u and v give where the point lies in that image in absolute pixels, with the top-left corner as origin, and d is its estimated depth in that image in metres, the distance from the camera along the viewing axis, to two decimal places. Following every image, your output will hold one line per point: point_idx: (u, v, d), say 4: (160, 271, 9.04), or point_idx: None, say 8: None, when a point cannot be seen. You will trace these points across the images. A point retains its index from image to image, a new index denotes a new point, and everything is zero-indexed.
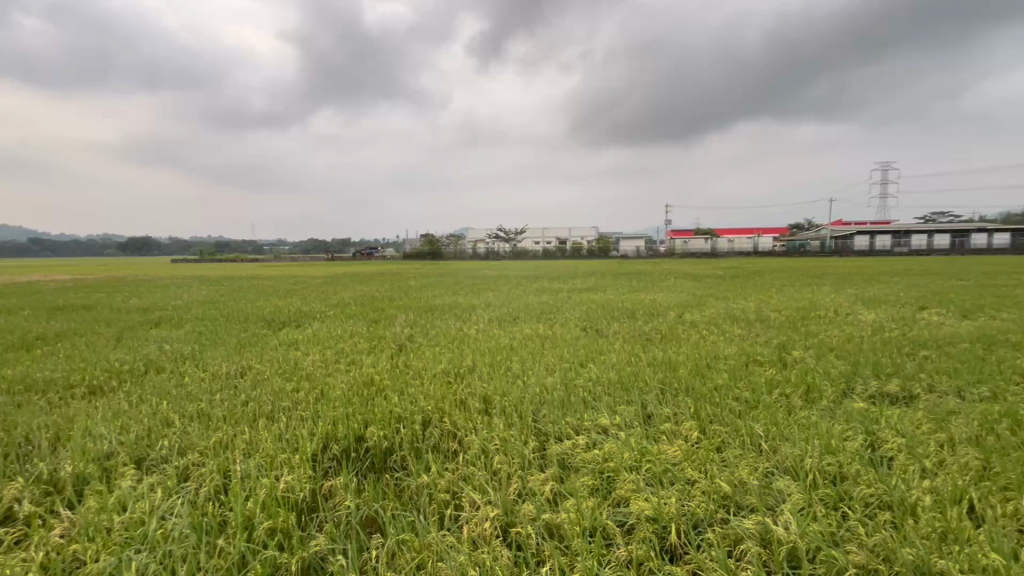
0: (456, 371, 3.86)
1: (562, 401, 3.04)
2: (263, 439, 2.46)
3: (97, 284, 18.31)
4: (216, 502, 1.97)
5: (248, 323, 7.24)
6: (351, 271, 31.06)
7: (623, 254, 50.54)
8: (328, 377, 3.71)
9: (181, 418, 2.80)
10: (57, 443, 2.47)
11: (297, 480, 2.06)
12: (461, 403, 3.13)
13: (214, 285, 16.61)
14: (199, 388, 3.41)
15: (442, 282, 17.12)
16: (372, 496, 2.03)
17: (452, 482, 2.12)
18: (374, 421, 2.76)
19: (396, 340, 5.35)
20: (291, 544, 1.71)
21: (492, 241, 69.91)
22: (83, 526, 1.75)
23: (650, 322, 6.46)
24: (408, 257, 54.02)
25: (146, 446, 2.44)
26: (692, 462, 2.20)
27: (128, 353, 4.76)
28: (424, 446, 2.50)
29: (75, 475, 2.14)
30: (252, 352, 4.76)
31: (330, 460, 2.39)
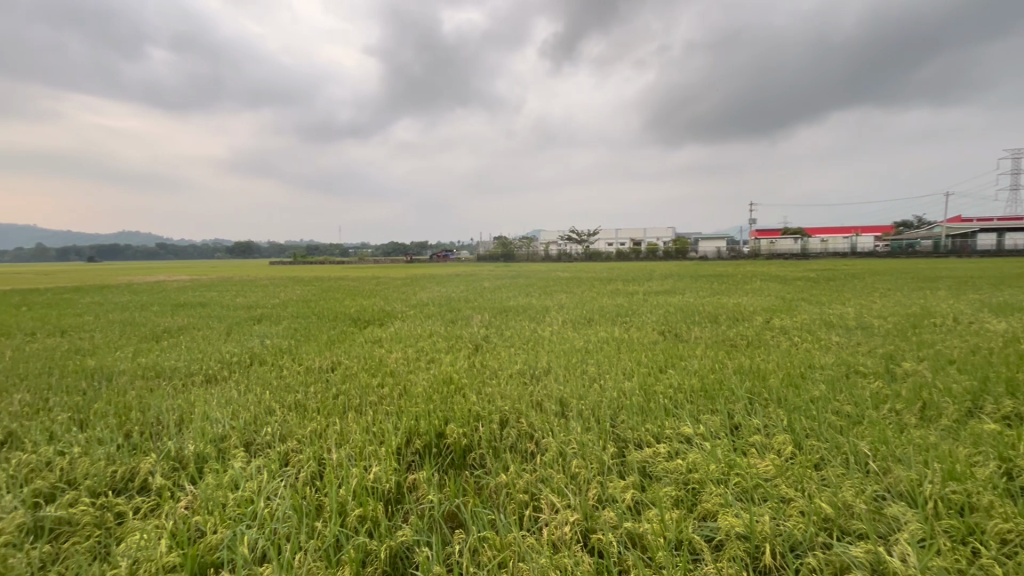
0: (532, 372, 3.88)
1: (641, 407, 2.94)
2: (353, 430, 2.61)
3: (215, 283, 20.57)
4: (313, 487, 2.12)
5: (337, 320, 7.78)
6: (428, 271, 32.36)
7: (702, 254, 48.36)
8: (410, 373, 3.88)
9: (281, 407, 3.06)
10: (182, 425, 2.79)
11: (383, 472, 2.15)
12: (538, 405, 3.13)
13: (308, 286, 18.02)
14: (297, 381, 3.70)
15: (515, 283, 17.38)
16: (453, 491, 2.09)
17: (530, 483, 2.12)
18: (453, 418, 2.84)
19: (472, 340, 5.47)
20: (380, 532, 1.79)
21: (564, 242, 69.62)
22: (203, 500, 1.95)
23: (734, 327, 6.12)
24: (481, 258, 55.34)
25: (253, 431, 2.68)
26: (786, 478, 2.05)
27: (238, 346, 5.30)
28: (502, 446, 2.52)
29: (196, 453, 2.39)
30: (340, 348, 5.09)
31: (412, 454, 2.49)
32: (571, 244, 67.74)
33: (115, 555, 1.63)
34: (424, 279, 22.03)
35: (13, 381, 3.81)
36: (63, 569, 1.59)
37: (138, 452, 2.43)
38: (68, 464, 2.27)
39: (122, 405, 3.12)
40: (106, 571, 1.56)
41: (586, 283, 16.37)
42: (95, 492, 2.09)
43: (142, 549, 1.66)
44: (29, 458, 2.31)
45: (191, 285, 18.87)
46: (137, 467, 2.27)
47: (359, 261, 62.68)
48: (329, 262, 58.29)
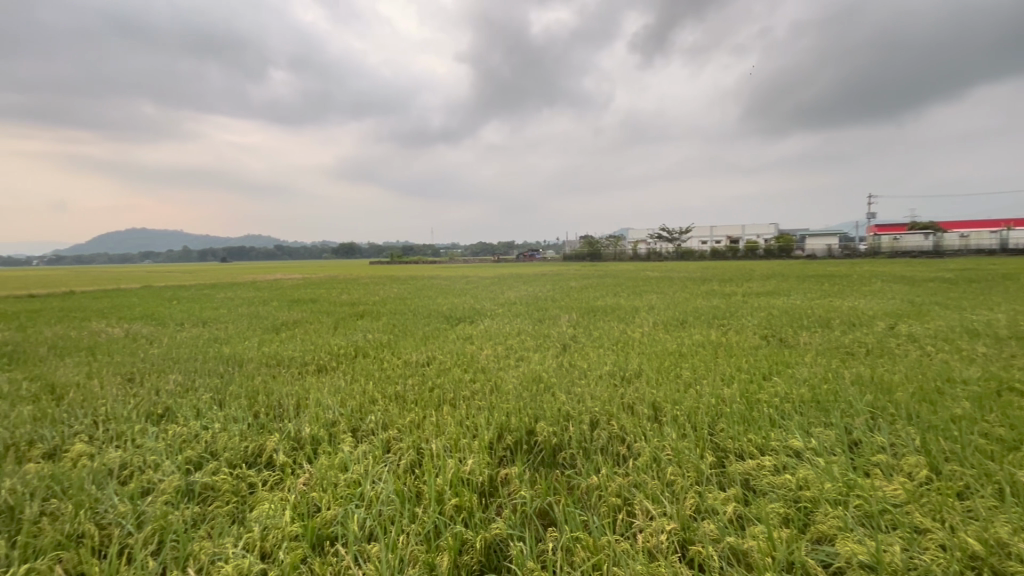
0: (622, 374, 3.79)
1: (743, 416, 2.76)
2: (448, 423, 2.73)
3: (327, 282, 22.51)
4: (413, 474, 2.24)
5: (431, 317, 8.17)
6: (514, 271, 32.85)
7: (810, 253, 44.17)
8: (500, 370, 3.97)
9: (383, 397, 3.27)
10: (299, 409, 3.09)
11: (477, 465, 2.22)
12: (630, 408, 3.05)
13: (406, 286, 19.04)
14: (396, 373, 3.95)
15: (603, 283, 17.08)
16: (545, 489, 2.10)
17: (623, 487, 2.07)
18: (543, 416, 2.86)
19: (560, 339, 5.45)
20: (475, 523, 1.85)
21: (653, 241, 67.13)
22: (318, 479, 2.14)
23: (850, 332, 5.52)
24: (568, 257, 55.17)
25: (359, 418, 2.91)
26: (921, 506, 1.81)
27: (344, 339, 5.75)
28: (593, 447, 2.49)
29: (311, 436, 2.64)
30: (434, 344, 5.33)
31: (504, 449, 2.54)
32: (661, 243, 65.15)
33: (249, 521, 1.84)
34: (512, 279, 22.32)
35: (169, 364, 4.46)
36: (209, 528, 1.83)
37: (264, 431, 2.74)
38: (211, 438, 2.62)
39: (251, 388, 3.53)
40: (242, 534, 1.77)
41: (677, 283, 15.67)
42: (232, 464, 2.38)
43: (270, 517, 1.86)
44: (182, 430, 2.69)
45: (308, 283, 20.79)
46: (264, 444, 2.55)
47: (449, 260, 65.33)
48: (421, 262, 61.24)
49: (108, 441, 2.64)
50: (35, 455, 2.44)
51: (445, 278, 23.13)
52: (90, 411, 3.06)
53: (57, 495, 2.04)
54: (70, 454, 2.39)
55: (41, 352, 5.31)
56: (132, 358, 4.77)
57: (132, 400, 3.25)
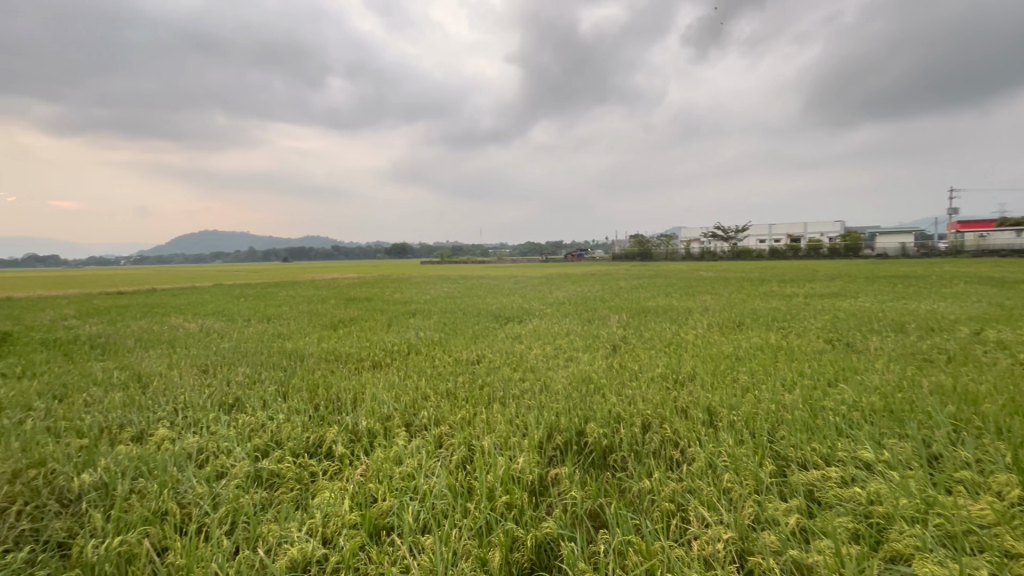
0: (675, 377, 3.68)
1: (806, 423, 2.62)
2: (498, 420, 2.76)
3: (380, 281, 23.33)
4: (464, 469, 2.28)
5: (481, 316, 8.28)
6: (562, 271, 32.69)
7: (881, 252, 41.26)
8: (549, 370, 3.97)
9: (435, 393, 3.35)
10: (356, 402, 3.22)
11: (526, 463, 2.23)
12: (683, 412, 2.97)
13: (456, 284, 19.41)
14: (447, 370, 4.03)
15: (655, 283, 16.68)
16: (596, 491, 2.09)
17: (676, 492, 2.02)
18: (594, 418, 2.83)
19: (610, 340, 5.37)
20: (526, 521, 1.86)
21: (707, 241, 64.80)
22: (375, 471, 2.22)
23: (929, 338, 5.11)
24: (617, 257, 54.29)
25: (412, 413, 3.00)
26: (1012, 528, 1.65)
27: (397, 336, 5.93)
28: (645, 450, 2.45)
29: (367, 429, 2.74)
30: (484, 343, 5.40)
31: (553, 449, 2.54)
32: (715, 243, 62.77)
33: (312, 507, 1.94)
34: (562, 279, 22.13)
35: (238, 357, 4.77)
36: (275, 512, 1.94)
37: (324, 423, 2.87)
38: (276, 427, 2.78)
39: (312, 382, 3.72)
40: (305, 520, 1.86)
41: (733, 285, 15.05)
42: (295, 453, 2.51)
43: (331, 505, 1.95)
44: (250, 420, 2.87)
45: (364, 283, 21.49)
46: (324, 436, 2.68)
47: (497, 260, 65.88)
48: (470, 261, 61.99)
49: (186, 428, 2.86)
50: (125, 437, 2.68)
51: (494, 279, 23.16)
52: (171, 399, 3.32)
53: (144, 475, 2.23)
54: (155, 438, 2.61)
55: (129, 344, 5.83)
56: (206, 351, 5.14)
57: (206, 390, 3.51)
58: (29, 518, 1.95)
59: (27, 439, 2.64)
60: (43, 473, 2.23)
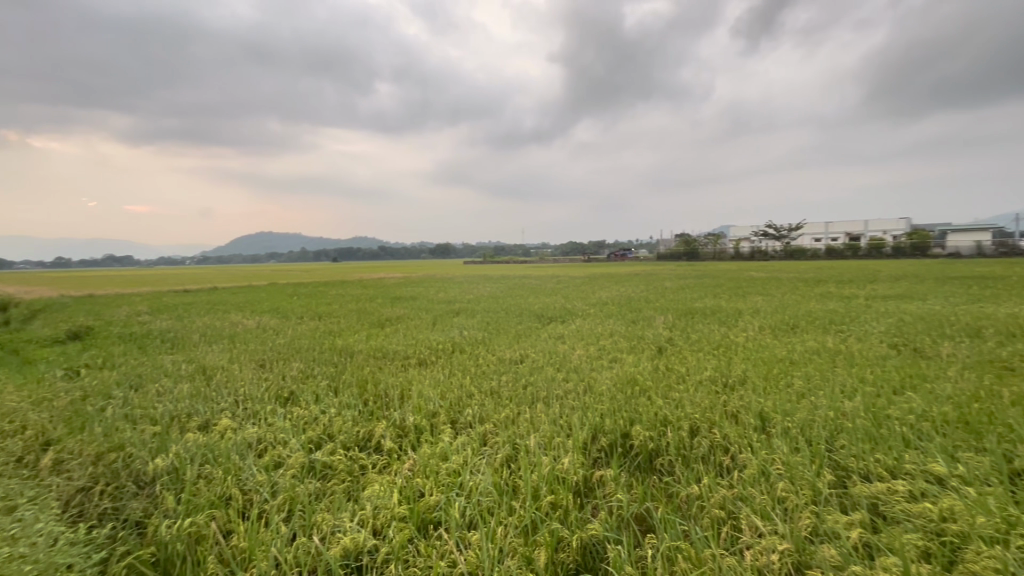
0: (724, 381, 3.56)
1: (868, 433, 2.47)
2: (542, 420, 2.76)
3: (425, 280, 23.81)
4: (509, 468, 2.29)
5: (523, 316, 8.30)
6: (605, 271, 32.27)
7: (952, 250, 38.34)
8: (593, 371, 3.93)
9: (479, 392, 3.39)
10: (403, 399, 3.31)
11: (571, 464, 2.22)
12: (733, 418, 2.86)
13: (498, 284, 19.52)
14: (490, 369, 4.07)
15: (702, 283, 16.19)
16: (642, 495, 2.05)
17: (727, 499, 1.95)
18: (640, 421, 2.78)
19: (655, 342, 5.25)
20: (571, 522, 1.85)
21: (758, 240, 62.25)
22: (422, 466, 2.27)
23: (1010, 344, 4.70)
24: (662, 257, 53.05)
25: (457, 410, 3.04)
26: None
27: (441, 335, 6.04)
28: (693, 455, 2.38)
29: (414, 425, 2.81)
30: (527, 342, 5.41)
31: (598, 450, 2.52)
32: (766, 242, 60.22)
33: (362, 499, 2.00)
34: (605, 279, 21.87)
35: (292, 353, 4.99)
36: (329, 502, 2.02)
37: (373, 418, 2.96)
38: (329, 421, 2.89)
39: (361, 378, 3.84)
40: (357, 511, 1.93)
41: (787, 286, 14.37)
42: (346, 446, 2.60)
43: (380, 497, 2.01)
44: (304, 413, 3.00)
45: (410, 283, 21.95)
46: (373, 430, 2.76)
47: (539, 260, 65.80)
48: (511, 261, 62.19)
49: (246, 418, 3.02)
50: (193, 426, 2.86)
51: (535, 279, 23.02)
52: (233, 391, 3.52)
53: (210, 461, 2.37)
54: (219, 428, 2.78)
55: (195, 338, 6.22)
56: (263, 346, 5.40)
57: (264, 383, 3.70)
58: (111, 497, 2.12)
59: (109, 424, 2.87)
60: (122, 456, 2.42)
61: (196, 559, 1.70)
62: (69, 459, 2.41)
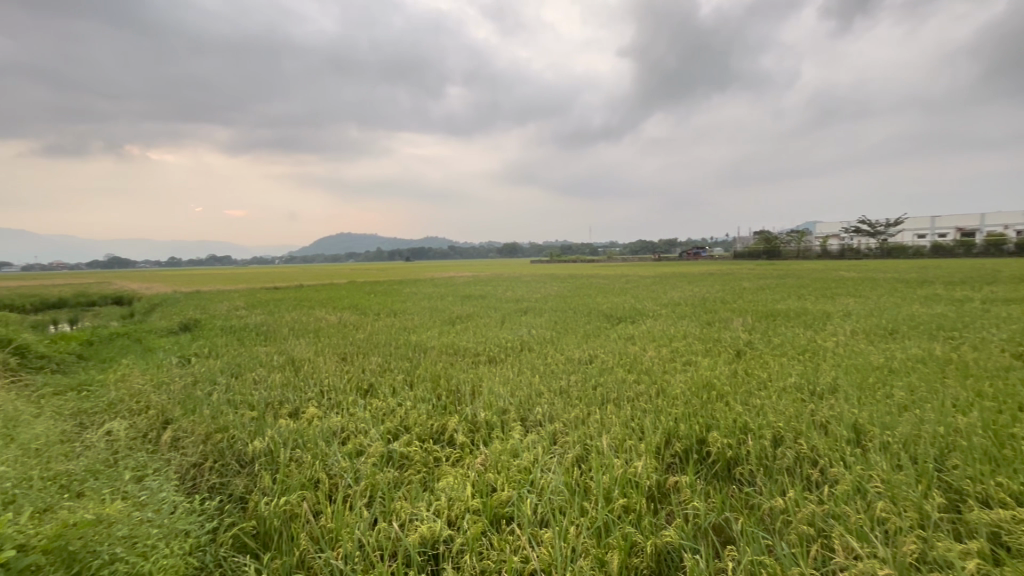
0: (811, 389, 3.30)
1: (988, 452, 2.20)
2: (613, 422, 2.72)
3: (491, 279, 24.20)
4: (579, 468, 2.28)
5: (592, 315, 8.19)
6: (677, 270, 31.07)
7: None
8: (666, 373, 3.81)
9: (548, 391, 3.39)
10: (474, 395, 3.39)
11: (644, 468, 2.17)
12: (823, 429, 2.66)
13: (566, 283, 19.40)
14: (559, 368, 4.06)
15: (784, 284, 15.15)
16: (721, 504, 1.96)
17: (817, 515, 1.82)
18: (717, 427, 2.66)
19: (733, 345, 4.99)
20: (644, 527, 1.81)
21: (849, 237, 57.20)
22: (493, 462, 2.31)
23: None
24: (739, 256, 50.25)
25: (527, 408, 3.07)
26: None
27: (510, 333, 6.10)
28: (776, 466, 2.25)
29: (485, 421, 2.87)
30: (596, 342, 5.34)
31: (672, 456, 2.44)
32: (859, 239, 55.20)
33: (437, 490, 2.08)
34: (677, 278, 21.05)
35: (370, 347, 5.26)
36: (406, 490, 2.12)
37: (446, 412, 3.06)
38: (405, 413, 3.03)
39: (435, 373, 3.98)
40: (432, 501, 2.00)
41: (885, 287, 13.05)
42: (422, 438, 2.71)
43: (454, 488, 2.07)
44: (382, 404, 3.16)
45: (479, 281, 22.45)
46: (446, 424, 2.85)
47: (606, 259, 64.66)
48: (579, 260, 61.64)
49: (330, 408, 3.23)
50: (285, 412, 3.11)
51: (604, 277, 22.61)
52: (319, 382, 3.78)
53: (300, 446, 2.57)
54: (308, 415, 3.00)
55: (285, 331, 6.74)
56: (345, 340, 5.74)
57: (346, 375, 3.93)
58: (218, 473, 2.36)
59: (216, 407, 3.19)
60: (226, 437, 2.69)
61: (290, 534, 1.85)
62: (183, 437, 2.70)
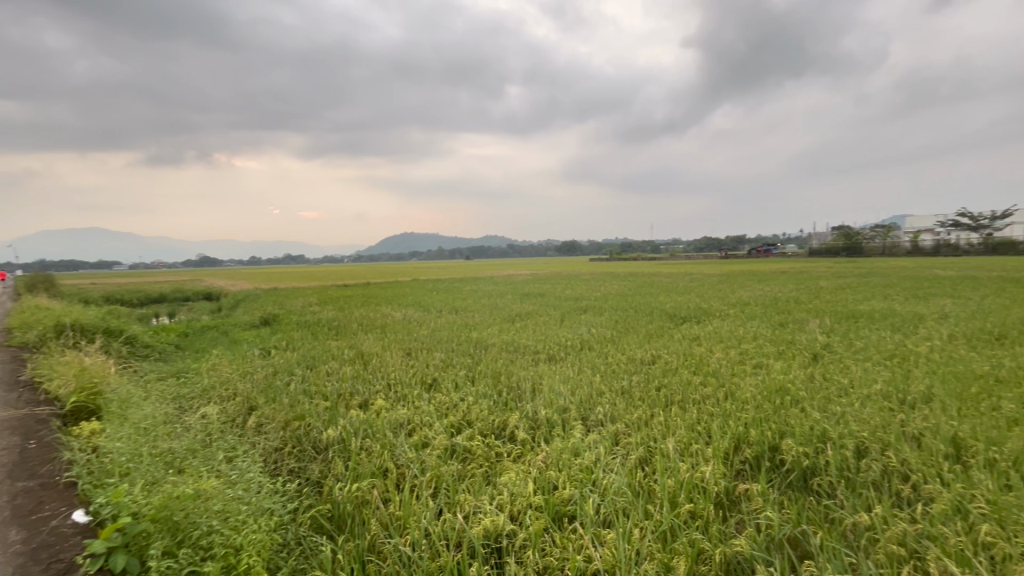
0: (901, 398, 3.03)
1: None
2: (678, 425, 2.64)
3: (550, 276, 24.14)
4: (642, 470, 2.24)
5: (654, 315, 7.96)
6: (745, 268, 29.52)
7: None
8: (735, 376, 3.64)
9: (610, 391, 3.35)
10: (535, 392, 3.40)
11: (712, 474, 2.09)
12: (915, 441, 2.44)
13: (627, 281, 18.98)
14: (621, 368, 3.99)
15: (869, 283, 13.98)
16: (797, 516, 1.85)
17: (909, 535, 1.67)
18: (792, 434, 2.51)
19: (810, 348, 4.68)
20: (713, 535, 1.74)
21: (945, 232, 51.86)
22: (554, 460, 2.31)
23: None
24: (815, 252, 46.99)
25: (587, 407, 3.04)
26: None
27: (570, 332, 6.06)
28: (859, 480, 2.09)
29: (546, 418, 2.88)
30: (659, 342, 5.19)
31: (742, 462, 2.33)
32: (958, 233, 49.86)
33: (500, 484, 2.11)
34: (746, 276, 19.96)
35: (434, 343, 5.42)
36: (470, 484, 2.17)
37: (507, 409, 3.10)
38: (467, 408, 3.10)
39: (495, 370, 4.03)
40: (495, 495, 2.04)
41: (989, 287, 11.72)
42: (484, 433, 2.76)
43: (516, 483, 2.10)
44: (445, 399, 3.25)
45: (536, 279, 22.48)
46: (507, 420, 2.89)
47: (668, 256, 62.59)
48: (639, 258, 60.12)
49: (396, 401, 3.36)
50: (356, 404, 3.28)
51: (666, 275, 21.90)
52: (386, 375, 3.95)
53: (370, 435, 2.70)
54: (376, 406, 3.14)
55: (354, 327, 7.07)
56: (409, 336, 5.94)
57: (411, 370, 4.08)
58: (296, 457, 2.53)
59: (293, 397, 3.42)
60: (303, 424, 2.87)
61: (362, 519, 1.96)
62: (266, 423, 2.92)
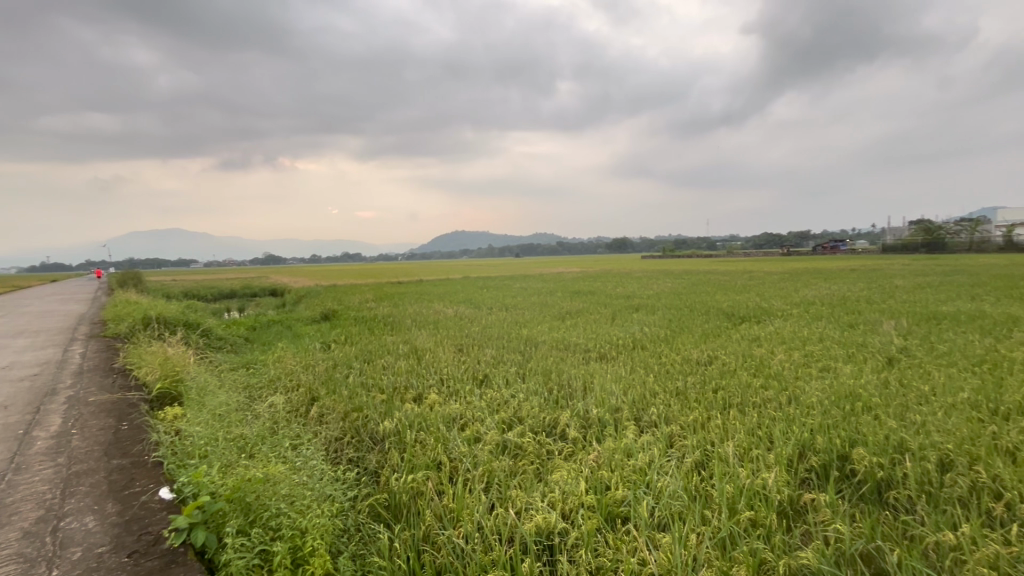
0: (993, 408, 2.76)
1: None
2: (737, 428, 2.53)
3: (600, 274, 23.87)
4: (699, 473, 2.17)
5: (710, 314, 7.66)
6: (810, 266, 27.87)
7: None
8: (799, 379, 3.45)
9: (663, 391, 3.26)
10: (586, 391, 3.37)
11: (775, 481, 1.99)
12: (1009, 455, 2.22)
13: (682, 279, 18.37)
14: (675, 368, 3.87)
15: (954, 281, 12.82)
16: (870, 530, 1.74)
17: (1002, 558, 1.53)
18: (863, 442, 2.35)
19: (884, 351, 4.35)
20: (776, 545, 1.66)
21: None
22: (607, 459, 2.28)
23: None
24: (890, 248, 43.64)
25: (640, 408, 2.98)
26: None
27: (622, 330, 5.95)
28: (942, 495, 1.93)
29: (598, 418, 2.84)
30: (716, 343, 5.00)
31: (807, 470, 2.21)
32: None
33: (551, 482, 2.11)
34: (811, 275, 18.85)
35: (484, 340, 5.48)
36: (521, 480, 2.19)
37: (558, 407, 3.09)
38: (518, 404, 3.11)
39: (546, 367, 4.03)
40: (547, 492, 2.04)
41: None
42: (535, 430, 2.77)
43: (568, 482, 2.09)
44: (496, 395, 3.29)
45: (587, 276, 22.23)
46: (558, 419, 2.88)
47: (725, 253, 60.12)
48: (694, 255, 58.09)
49: (449, 396, 3.43)
50: (410, 397, 3.37)
51: (723, 274, 21.06)
52: (439, 370, 4.03)
53: (423, 428, 2.77)
54: (429, 401, 3.22)
55: (408, 323, 7.28)
56: (461, 333, 6.04)
57: (462, 365, 4.15)
58: (354, 447, 2.64)
59: (352, 389, 3.57)
60: (361, 416, 2.99)
61: (417, 509, 2.02)
62: (327, 413, 3.07)
